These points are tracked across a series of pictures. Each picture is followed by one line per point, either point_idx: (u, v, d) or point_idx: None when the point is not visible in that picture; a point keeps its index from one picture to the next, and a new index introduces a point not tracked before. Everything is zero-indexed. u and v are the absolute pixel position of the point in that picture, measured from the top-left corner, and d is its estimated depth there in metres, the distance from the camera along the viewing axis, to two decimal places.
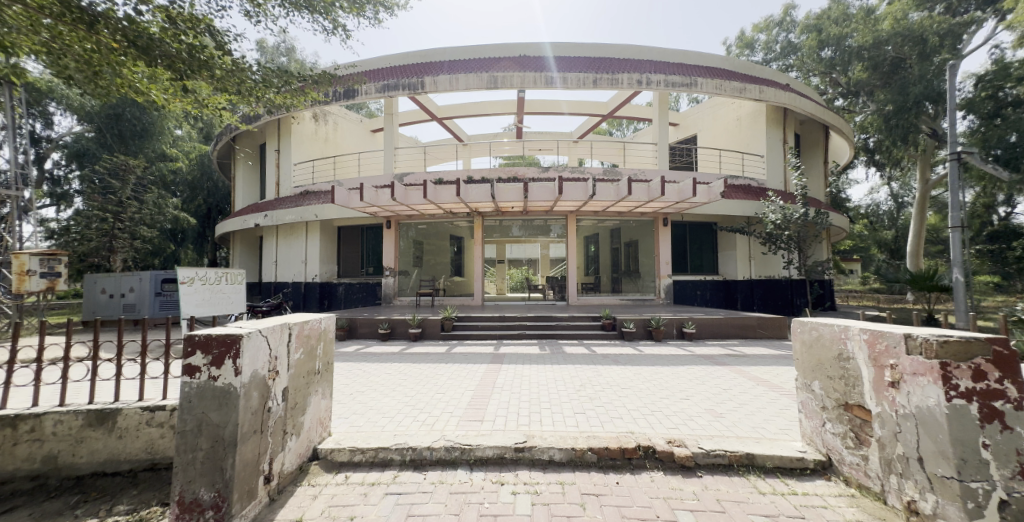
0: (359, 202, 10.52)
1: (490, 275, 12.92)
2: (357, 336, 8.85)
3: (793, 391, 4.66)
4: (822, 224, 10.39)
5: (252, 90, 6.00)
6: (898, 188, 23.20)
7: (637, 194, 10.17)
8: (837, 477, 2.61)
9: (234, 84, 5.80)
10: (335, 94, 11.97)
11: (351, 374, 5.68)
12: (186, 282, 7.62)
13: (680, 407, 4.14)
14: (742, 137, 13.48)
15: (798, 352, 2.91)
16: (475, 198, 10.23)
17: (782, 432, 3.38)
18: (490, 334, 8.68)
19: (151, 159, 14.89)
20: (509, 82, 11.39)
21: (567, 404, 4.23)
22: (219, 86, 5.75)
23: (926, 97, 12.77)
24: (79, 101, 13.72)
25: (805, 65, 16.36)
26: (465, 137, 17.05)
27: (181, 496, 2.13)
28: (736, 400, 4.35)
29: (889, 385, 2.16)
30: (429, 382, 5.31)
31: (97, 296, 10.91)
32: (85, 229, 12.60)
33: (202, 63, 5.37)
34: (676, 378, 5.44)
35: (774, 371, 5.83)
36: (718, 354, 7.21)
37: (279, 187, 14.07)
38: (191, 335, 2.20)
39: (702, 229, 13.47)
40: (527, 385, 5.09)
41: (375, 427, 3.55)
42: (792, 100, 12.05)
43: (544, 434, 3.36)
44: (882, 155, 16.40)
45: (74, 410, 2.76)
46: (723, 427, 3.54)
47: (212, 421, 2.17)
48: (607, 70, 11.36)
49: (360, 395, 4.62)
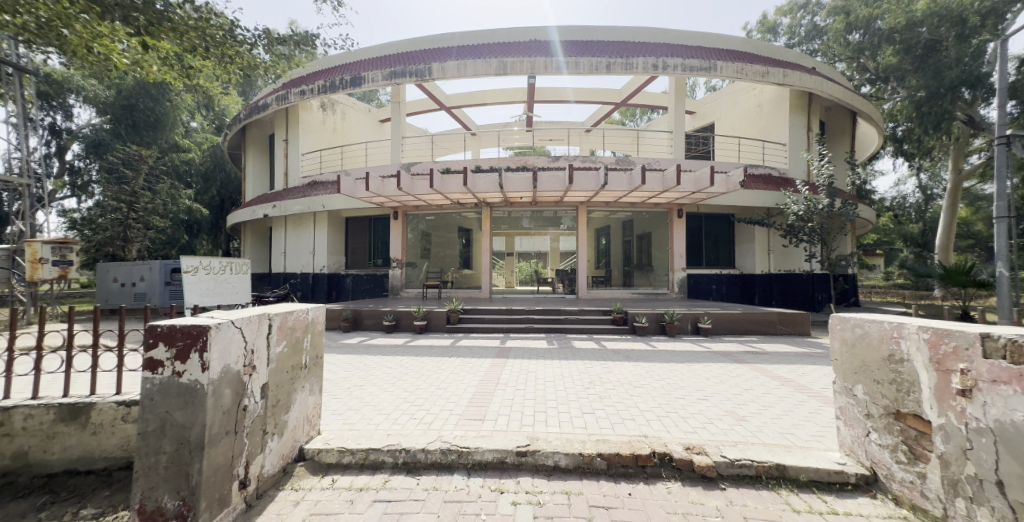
0: (366, 192, 10.33)
1: (499, 268, 12.64)
2: (363, 328, 8.70)
3: (822, 394, 4.31)
4: (849, 216, 9.78)
5: (219, 46, 6.20)
6: (926, 179, 22.14)
7: (652, 183, 9.75)
8: (883, 494, 2.30)
9: (195, 38, 5.95)
10: (342, 81, 11.74)
11: (350, 367, 5.47)
12: (191, 271, 7.52)
13: (697, 409, 3.83)
14: (764, 124, 12.92)
15: (836, 352, 2.60)
16: (484, 188, 9.96)
17: (815, 440, 3.06)
18: (497, 327, 8.45)
19: (164, 150, 14.77)
20: (519, 68, 10.96)
21: (575, 403, 3.96)
22: (181, 42, 5.90)
23: (963, 81, 12.04)
24: (95, 93, 13.80)
25: (831, 50, 15.66)
26: (473, 126, 16.74)
27: (143, 503, 1.90)
28: (759, 401, 4.03)
29: (958, 393, 1.86)
30: (431, 376, 5.10)
31: (109, 284, 10.92)
32: (100, 218, 12.64)
33: (156, 14, 5.52)
34: (691, 376, 5.13)
35: (797, 370, 5.47)
36: (736, 350, 6.85)
37: (288, 177, 13.91)
38: (152, 325, 1.93)
39: (719, 221, 12.98)
40: (533, 381, 4.84)
41: (369, 424, 3.34)
42: (819, 85, 11.45)
43: (551, 436, 3.10)
44: (911, 145, 15.69)
45: (45, 403, 2.54)
46: (746, 433, 3.22)
47: (177, 421, 1.91)
48: (621, 54, 10.87)
49: (358, 389, 4.41)
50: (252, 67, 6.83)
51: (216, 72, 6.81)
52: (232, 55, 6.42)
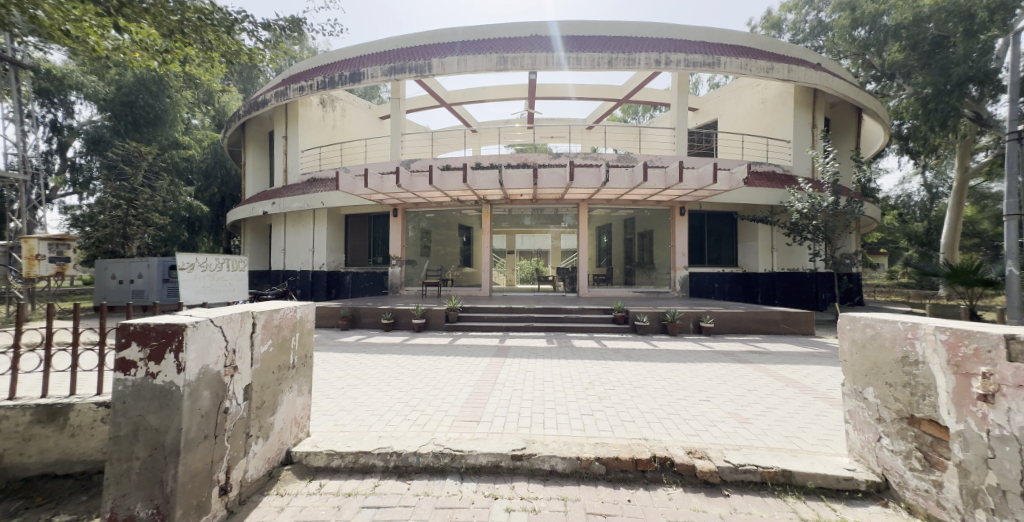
0: (365, 189, 10.22)
1: (500, 266, 12.54)
2: (361, 326, 8.61)
3: (827, 395, 4.20)
4: (854, 213, 9.62)
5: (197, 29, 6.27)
6: (932, 177, 21.92)
7: (653, 180, 9.62)
8: (896, 502, 2.19)
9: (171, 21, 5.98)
10: (341, 77, 11.66)
11: (344, 366, 5.36)
12: (186, 268, 7.52)
13: (699, 410, 3.72)
14: (768, 120, 12.78)
15: (846, 353, 2.50)
16: (484, 185, 9.84)
17: (822, 444, 2.95)
18: (497, 326, 8.34)
19: (164, 147, 14.66)
20: (519, 63, 10.83)
21: (574, 404, 3.86)
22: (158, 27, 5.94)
23: (971, 78, 11.86)
24: (95, 89, 13.74)
25: (836, 46, 15.45)
26: (474, 123, 16.62)
27: (114, 511, 1.81)
28: (763, 403, 3.92)
29: (979, 398, 1.76)
30: (428, 375, 5.00)
31: (107, 281, 10.86)
32: (100, 215, 12.56)
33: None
34: (693, 376, 5.01)
35: (801, 370, 5.36)
36: (739, 350, 6.74)
37: (288, 174, 13.83)
38: (125, 324, 1.84)
39: (722, 219, 12.87)
40: (531, 381, 4.73)
41: (361, 426, 3.25)
42: (824, 80, 11.30)
43: (548, 439, 3.01)
44: (916, 143, 15.49)
45: (23, 404, 2.46)
46: (750, 436, 3.11)
47: (151, 425, 1.82)
48: (624, 50, 10.75)
49: (352, 389, 4.32)
50: (235, 53, 6.85)
51: (201, 60, 6.89)
52: (212, 39, 6.47)
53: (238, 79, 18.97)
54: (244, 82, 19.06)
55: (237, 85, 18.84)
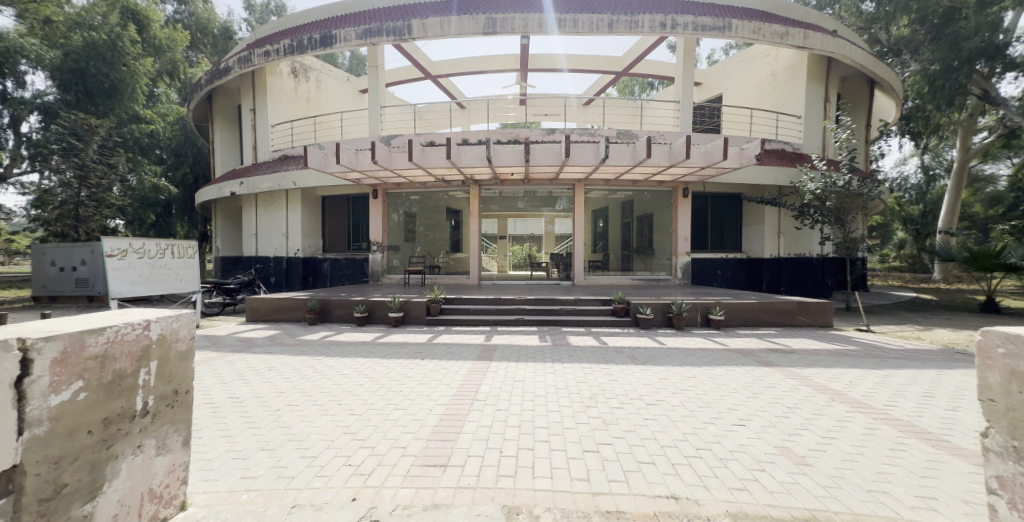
0: (338, 166, 9.05)
1: (490, 251, 11.51)
2: (331, 320, 7.65)
3: (886, 415, 3.36)
4: (873, 193, 8.71)
5: None
6: (930, 159, 21.30)
7: (656, 157, 8.58)
8: None
9: None
10: (311, 42, 10.44)
11: (293, 375, 4.39)
12: (117, 255, 6.48)
13: (736, 443, 2.84)
14: (778, 95, 11.82)
15: (1000, 390, 1.67)
16: (469, 162, 8.71)
17: (925, 510, 2.10)
18: (483, 321, 7.41)
19: (122, 121, 13.05)
20: (509, 26, 9.66)
21: (572, 434, 2.96)
22: None
23: (983, 52, 10.93)
24: (38, 53, 11.87)
25: (843, 19, 14.47)
26: (460, 97, 15.45)
27: None
28: (815, 429, 3.07)
29: None
30: (392, 386, 4.09)
31: (45, 268, 9.65)
32: (51, 195, 11.28)
33: None
34: (713, 385, 4.12)
35: (837, 375, 4.54)
36: (758, 347, 5.91)
37: (255, 152, 12.55)
38: None
39: (728, 200, 11.93)
40: (520, 395, 3.81)
41: (278, 480, 2.32)
42: (841, 48, 10.30)
43: (538, 504, 2.13)
44: (918, 124, 14.61)
45: None
46: (819, 491, 2.25)
47: None
48: (626, 11, 9.61)
49: (286, 412, 3.33)
50: None
51: None
52: None
53: (209, 52, 17.49)
54: (216, 55, 17.52)
55: (207, 58, 17.38)
